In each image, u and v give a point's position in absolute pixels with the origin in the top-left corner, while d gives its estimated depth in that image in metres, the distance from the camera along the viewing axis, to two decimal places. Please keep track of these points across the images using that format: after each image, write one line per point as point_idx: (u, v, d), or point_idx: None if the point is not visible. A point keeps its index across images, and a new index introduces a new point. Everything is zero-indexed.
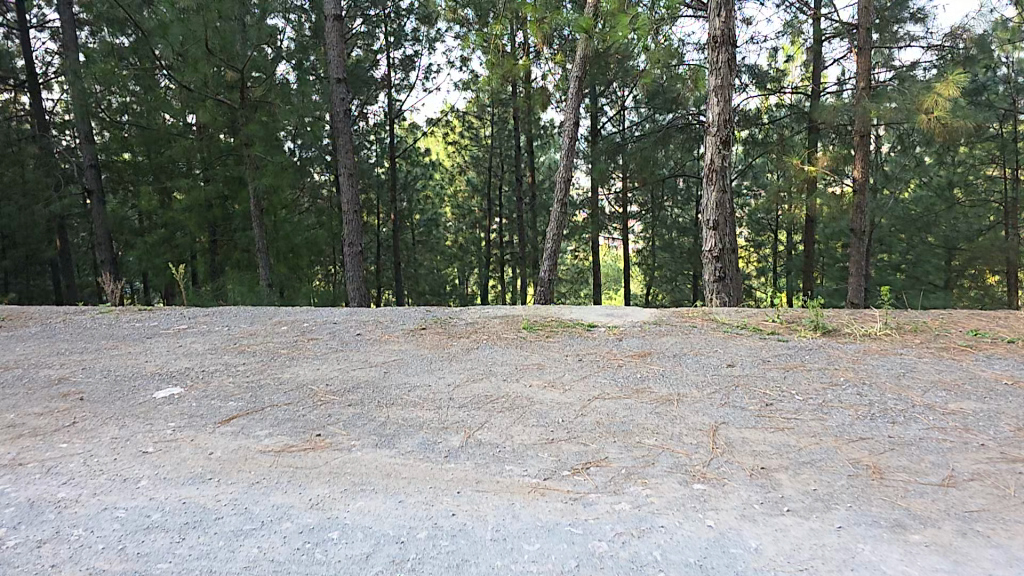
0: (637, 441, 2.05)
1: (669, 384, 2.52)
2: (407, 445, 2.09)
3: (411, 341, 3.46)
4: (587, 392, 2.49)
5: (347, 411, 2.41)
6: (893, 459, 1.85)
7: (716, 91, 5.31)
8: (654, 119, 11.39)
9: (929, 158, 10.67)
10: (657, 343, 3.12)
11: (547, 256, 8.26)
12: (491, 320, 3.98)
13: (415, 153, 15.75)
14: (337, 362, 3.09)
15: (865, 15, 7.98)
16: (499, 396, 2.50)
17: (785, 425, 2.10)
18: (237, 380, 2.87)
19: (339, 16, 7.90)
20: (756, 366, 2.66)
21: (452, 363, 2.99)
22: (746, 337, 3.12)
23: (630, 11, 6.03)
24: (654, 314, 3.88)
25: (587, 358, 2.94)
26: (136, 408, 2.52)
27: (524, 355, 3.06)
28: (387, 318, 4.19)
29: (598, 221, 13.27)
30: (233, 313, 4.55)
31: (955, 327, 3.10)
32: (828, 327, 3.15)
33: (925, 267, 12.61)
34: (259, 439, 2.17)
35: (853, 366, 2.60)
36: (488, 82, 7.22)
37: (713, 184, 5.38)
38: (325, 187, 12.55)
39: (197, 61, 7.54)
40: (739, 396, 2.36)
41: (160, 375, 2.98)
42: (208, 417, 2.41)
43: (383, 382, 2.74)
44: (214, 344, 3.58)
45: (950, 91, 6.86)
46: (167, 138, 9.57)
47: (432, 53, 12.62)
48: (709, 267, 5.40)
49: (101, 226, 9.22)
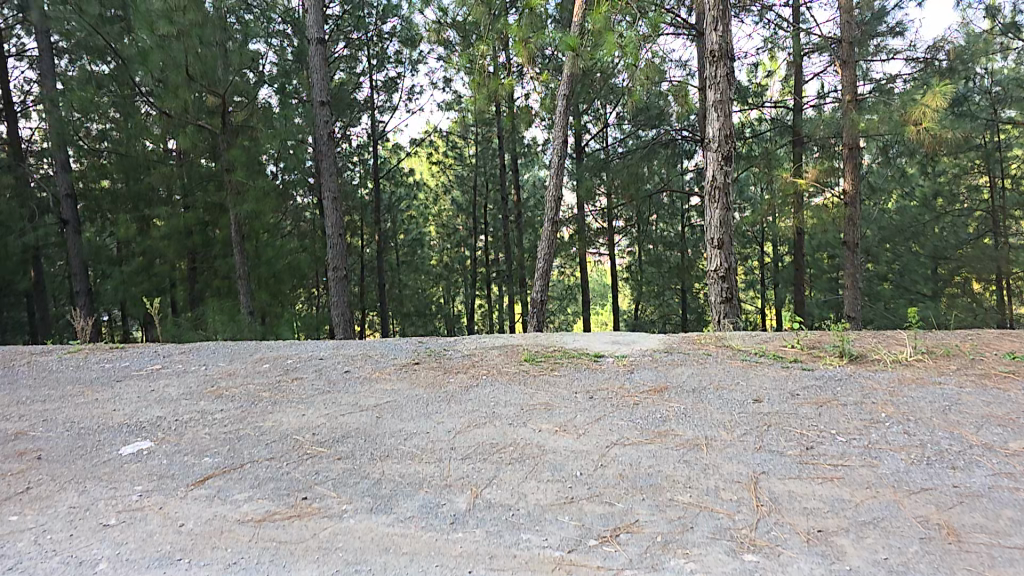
0: (670, 497, 1.81)
1: (694, 426, 2.27)
2: (407, 509, 1.82)
3: (403, 380, 3.17)
4: (605, 437, 2.23)
5: (337, 468, 2.14)
6: (964, 517, 1.62)
7: (715, 105, 5.13)
8: (638, 135, 11.21)
9: (913, 169, 10.64)
10: (673, 375, 2.88)
11: (540, 276, 8.03)
12: (489, 351, 3.74)
13: (399, 173, 15.55)
14: (323, 407, 2.81)
15: (849, 30, 7.88)
16: (506, 445, 2.23)
17: (833, 474, 1.87)
18: (214, 430, 2.58)
19: (323, 40, 7.63)
20: (785, 402, 2.42)
21: (450, 404, 2.72)
22: (768, 366, 2.89)
23: (618, 30, 5.83)
24: (662, 341, 3.66)
25: (599, 396, 2.68)
26: (101, 468, 2.23)
27: (528, 393, 2.79)
28: (376, 352, 3.91)
29: (585, 237, 13.19)
30: (212, 350, 4.26)
31: (989, 349, 2.89)
32: (854, 353, 2.94)
33: (913, 276, 12.43)
34: (237, 506, 1.89)
35: (891, 400, 2.37)
36: (472, 102, 6.96)
37: (716, 202, 5.24)
38: (308, 210, 12.28)
39: (177, 86, 7.22)
40: (773, 438, 2.13)
41: (128, 426, 2.68)
42: (180, 478, 2.12)
43: (375, 430, 2.47)
44: (189, 387, 3.28)
45: (936, 103, 6.64)
46: (145, 164, 9.16)
47: (415, 75, 12.42)
48: (715, 288, 5.25)
49: (74, 254, 8.85)
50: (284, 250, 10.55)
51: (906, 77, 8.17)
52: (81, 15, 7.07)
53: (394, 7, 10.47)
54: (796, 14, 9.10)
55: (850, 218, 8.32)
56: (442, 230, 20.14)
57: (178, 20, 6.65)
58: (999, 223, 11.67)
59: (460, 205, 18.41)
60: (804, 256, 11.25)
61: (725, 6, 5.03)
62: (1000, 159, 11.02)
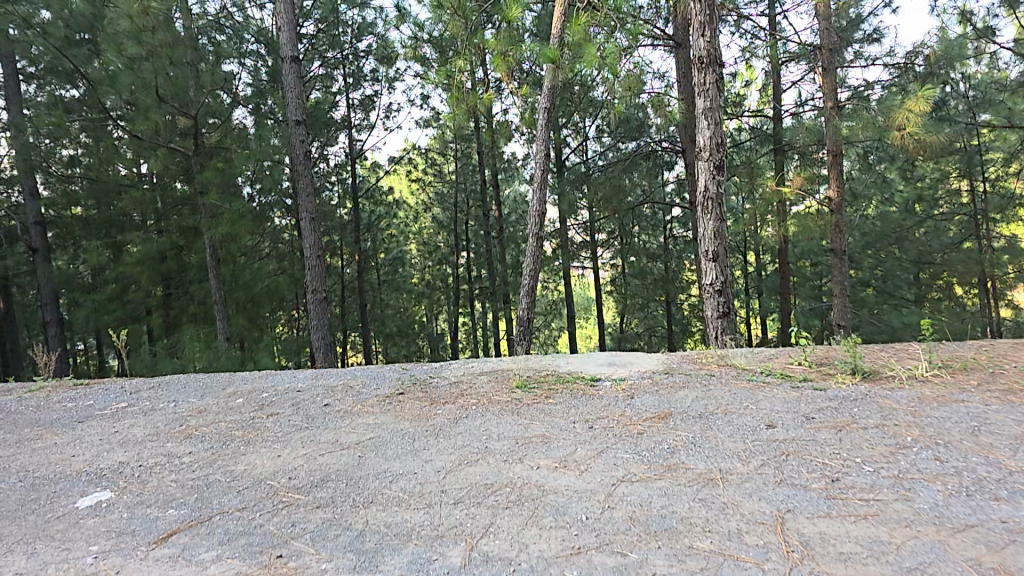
0: (689, 544, 1.60)
1: (705, 458, 2.08)
2: (394, 566, 1.59)
3: (387, 412, 2.95)
4: (610, 473, 2.04)
5: (314, 518, 1.90)
6: (1021, 557, 1.42)
7: (705, 113, 5.01)
8: (618, 148, 11.11)
9: (892, 176, 10.67)
10: (676, 399, 2.69)
11: (525, 292, 7.83)
12: (478, 378, 3.53)
13: (379, 192, 15.36)
14: (300, 446, 2.58)
15: (829, 38, 7.84)
16: (501, 485, 2.03)
17: (866, 512, 1.68)
18: (181, 477, 2.35)
19: (296, 58, 7.45)
20: (801, 427, 2.24)
21: (438, 439, 2.51)
22: (776, 386, 2.72)
23: (598, 42, 5.70)
24: (661, 362, 3.49)
25: (600, 425, 2.48)
26: (50, 526, 1.98)
27: (522, 424, 2.59)
28: (358, 382, 3.68)
29: (569, 251, 13.05)
30: (182, 384, 3.99)
31: (1008, 361, 2.74)
32: (866, 370, 2.77)
33: (896, 281, 12.56)
34: (200, 568, 1.65)
35: (915, 421, 2.20)
36: (451, 118, 6.76)
37: (709, 214, 5.11)
38: (286, 231, 12.00)
39: (148, 108, 6.99)
40: (795, 470, 1.94)
41: (85, 475, 2.43)
42: (135, 536, 1.88)
43: (357, 472, 2.25)
44: (156, 427, 3.03)
45: (921, 107, 6.43)
46: (116, 189, 8.75)
47: (392, 92, 12.26)
48: (711, 302, 5.11)
49: (47, 286, 8.53)
50: (262, 272, 10.24)
51: (883, 84, 8.19)
52: (47, 37, 6.96)
53: (369, 25, 10.33)
54: (772, 23, 9.09)
55: (837, 226, 8.40)
56: (423, 248, 19.95)
57: (147, 40, 6.52)
58: (980, 226, 11.72)
59: (442, 221, 18.26)
60: (790, 265, 11.06)
61: (711, 13, 4.94)
62: (981, 164, 11.05)
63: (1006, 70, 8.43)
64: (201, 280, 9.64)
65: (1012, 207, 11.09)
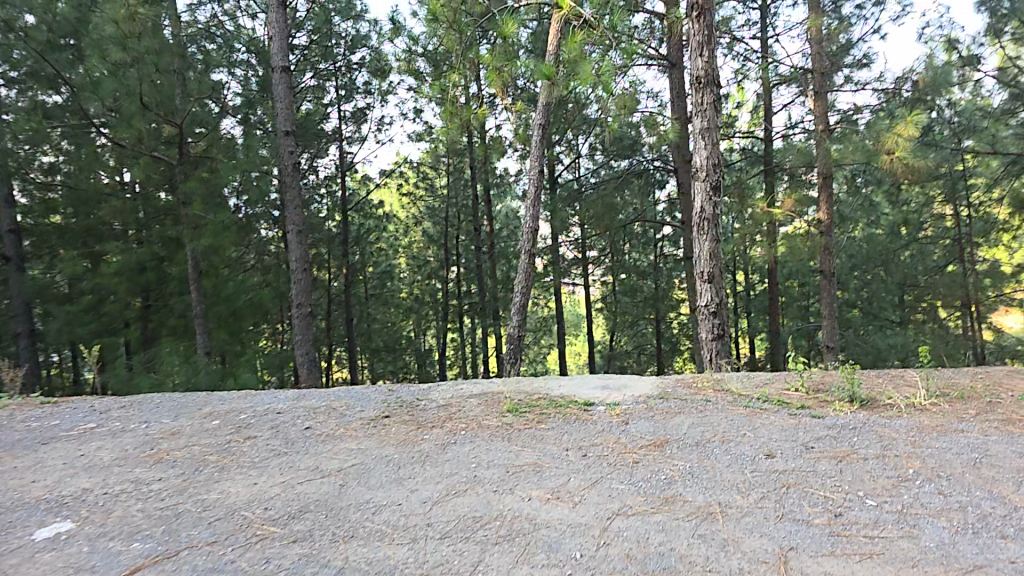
0: None
1: (702, 490, 2.02)
2: None
3: (372, 437, 2.86)
4: (604, 506, 1.96)
5: (292, 554, 1.80)
6: None
7: (702, 133, 5.01)
8: (610, 165, 11.14)
9: (880, 198, 10.76)
10: (671, 426, 2.62)
11: (516, 310, 7.76)
12: (467, 401, 3.44)
13: (369, 206, 15.28)
14: (279, 474, 2.48)
15: (821, 61, 7.93)
16: (492, 518, 1.94)
17: (871, 550, 1.61)
18: (149, 506, 2.23)
19: (287, 68, 7.38)
20: (800, 458, 2.18)
21: (424, 467, 2.42)
22: (774, 413, 2.65)
23: (594, 59, 5.70)
24: (656, 386, 3.41)
25: (593, 453, 2.41)
26: (5, 560, 1.86)
27: (513, 451, 2.51)
28: (342, 404, 3.58)
29: (559, 268, 13.01)
30: (155, 404, 3.87)
31: (1004, 390, 2.70)
32: (865, 398, 2.71)
33: (881, 303, 12.87)
34: None
35: (915, 452, 2.14)
36: (444, 133, 6.72)
37: (705, 234, 5.09)
38: (272, 244, 11.87)
39: (131, 116, 6.93)
40: (795, 503, 1.88)
41: (48, 503, 2.31)
42: (96, 572, 1.76)
43: (339, 502, 2.15)
44: (126, 450, 2.91)
45: (910, 132, 6.50)
46: (98, 198, 8.47)
47: (384, 105, 12.22)
48: (705, 323, 5.08)
49: (19, 296, 8.32)
50: (245, 286, 10.08)
51: (871, 108, 8.27)
52: (29, 41, 6.88)
53: (363, 38, 10.31)
54: (765, 45, 9.17)
55: (826, 247, 8.48)
56: (412, 262, 19.88)
57: (132, 47, 6.48)
58: (965, 250, 11.84)
59: (432, 236, 18.19)
60: (777, 285, 11.15)
61: (710, 33, 4.95)
62: (966, 188, 11.20)
63: (989, 97, 8.57)
64: (182, 293, 9.47)
65: (994, 231, 11.24)
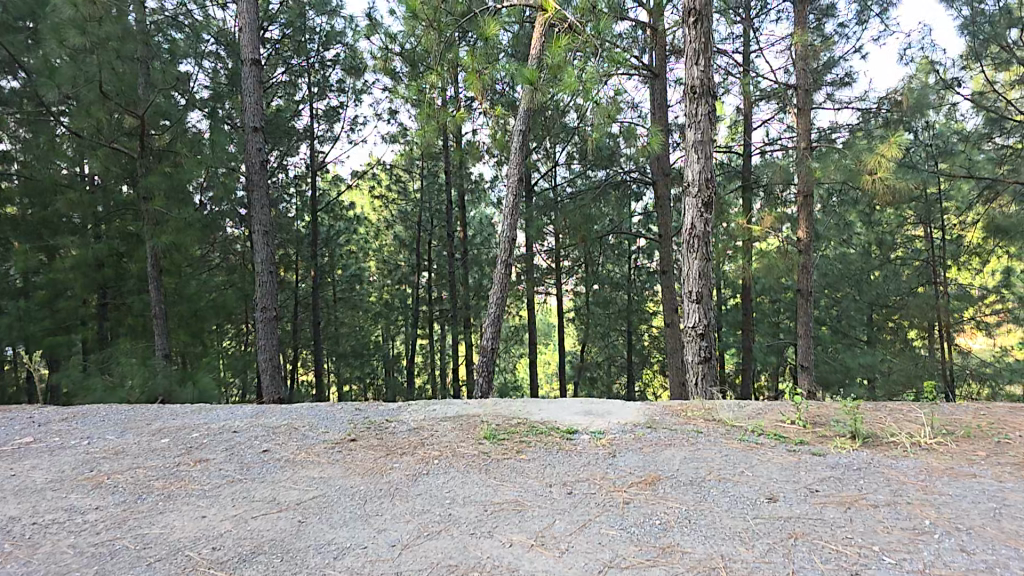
0: None
1: (704, 540, 1.81)
2: None
3: (337, 464, 2.62)
4: (594, 556, 1.74)
5: None
6: None
7: (697, 146, 4.87)
8: (587, 175, 11.00)
9: (854, 218, 10.78)
10: (662, 461, 2.44)
11: (491, 321, 7.49)
12: (441, 425, 3.20)
13: (339, 207, 14.89)
14: (231, 505, 2.21)
15: (805, 78, 7.90)
16: (469, 568, 1.70)
17: None
18: (81, 542, 1.95)
19: (257, 60, 7.05)
20: (805, 503, 2.01)
21: (394, 501, 2.19)
22: (771, 449, 2.50)
23: (578, 66, 5.51)
24: (642, 413, 3.23)
25: (580, 491, 2.20)
26: None
27: (492, 485, 2.29)
28: (304, 424, 3.31)
29: (533, 278, 12.72)
30: (101, 419, 3.55)
31: (1010, 430, 2.59)
32: (866, 436, 2.58)
33: (853, 320, 12.89)
34: None
35: (928, 499, 1.99)
36: (421, 136, 6.48)
37: (695, 252, 4.94)
38: (239, 243, 11.48)
39: (89, 103, 6.58)
40: (806, 559, 1.67)
41: None
42: None
43: (295, 543, 1.90)
44: (62, 472, 2.61)
45: (893, 152, 6.40)
46: (54, 189, 7.82)
47: (358, 105, 11.93)
48: (693, 346, 4.95)
49: None
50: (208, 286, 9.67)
51: (849, 128, 8.30)
52: None
53: (338, 34, 10.03)
54: (749, 59, 9.13)
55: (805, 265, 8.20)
56: (383, 266, 19.47)
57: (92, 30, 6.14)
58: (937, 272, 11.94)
59: (403, 240, 17.82)
60: (752, 300, 11.07)
61: (706, 41, 4.81)
62: (940, 211, 11.32)
63: (964, 122, 8.86)
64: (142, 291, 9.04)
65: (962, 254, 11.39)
